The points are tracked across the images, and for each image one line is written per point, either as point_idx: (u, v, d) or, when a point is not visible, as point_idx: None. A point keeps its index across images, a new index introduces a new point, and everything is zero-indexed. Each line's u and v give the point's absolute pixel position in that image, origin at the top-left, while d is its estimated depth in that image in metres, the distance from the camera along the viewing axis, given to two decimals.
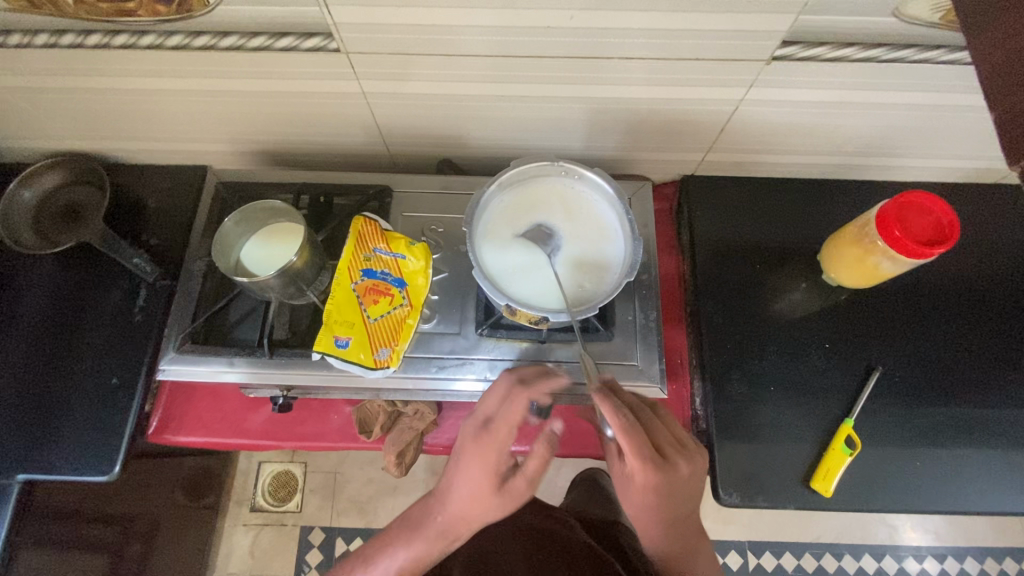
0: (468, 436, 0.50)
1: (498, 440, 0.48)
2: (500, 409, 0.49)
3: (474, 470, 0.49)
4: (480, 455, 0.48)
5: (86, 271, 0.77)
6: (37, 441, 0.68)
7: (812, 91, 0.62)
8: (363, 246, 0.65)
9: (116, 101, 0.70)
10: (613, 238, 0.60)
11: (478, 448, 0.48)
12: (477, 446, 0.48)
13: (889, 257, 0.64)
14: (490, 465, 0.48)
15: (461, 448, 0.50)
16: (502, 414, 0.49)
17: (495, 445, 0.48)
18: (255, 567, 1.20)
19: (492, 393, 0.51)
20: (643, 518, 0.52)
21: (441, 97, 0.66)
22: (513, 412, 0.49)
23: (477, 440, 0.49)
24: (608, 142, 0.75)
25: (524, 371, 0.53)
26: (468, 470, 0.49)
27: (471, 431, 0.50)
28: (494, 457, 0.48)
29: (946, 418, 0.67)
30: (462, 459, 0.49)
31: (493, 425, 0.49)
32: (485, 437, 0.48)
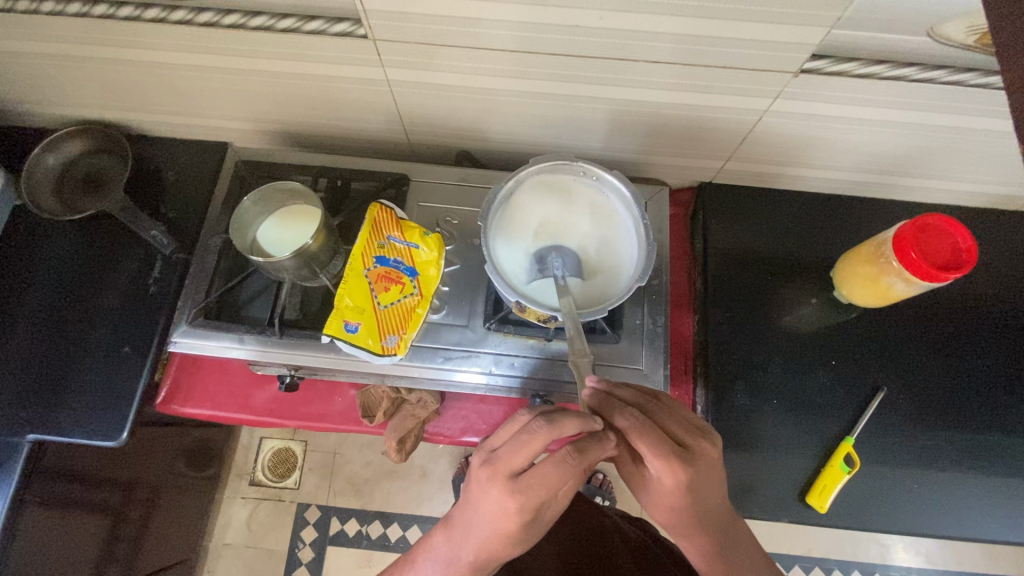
0: (489, 490, 0.44)
1: (534, 504, 0.43)
2: (539, 475, 0.43)
3: (499, 527, 0.44)
4: (509, 517, 0.43)
5: (104, 239, 0.78)
6: (50, 402, 0.70)
7: (838, 106, 0.62)
8: (378, 233, 0.65)
9: (144, 73, 0.71)
10: (628, 241, 0.60)
11: (507, 508, 0.43)
12: (509, 509, 0.43)
13: (903, 278, 0.63)
14: (519, 525, 0.44)
15: (481, 500, 0.45)
16: (542, 479, 0.43)
17: (529, 506, 0.43)
18: (251, 539, 1.23)
19: (523, 446, 0.43)
20: (680, 520, 0.48)
21: (463, 90, 0.67)
22: (555, 479, 0.43)
23: (505, 501, 0.43)
24: (628, 144, 0.75)
25: (566, 419, 0.44)
26: (492, 525, 0.44)
27: (498, 487, 0.43)
28: (526, 517, 0.44)
29: (948, 443, 0.67)
30: (483, 512, 0.45)
31: (529, 490, 0.43)
32: (519, 503, 0.43)
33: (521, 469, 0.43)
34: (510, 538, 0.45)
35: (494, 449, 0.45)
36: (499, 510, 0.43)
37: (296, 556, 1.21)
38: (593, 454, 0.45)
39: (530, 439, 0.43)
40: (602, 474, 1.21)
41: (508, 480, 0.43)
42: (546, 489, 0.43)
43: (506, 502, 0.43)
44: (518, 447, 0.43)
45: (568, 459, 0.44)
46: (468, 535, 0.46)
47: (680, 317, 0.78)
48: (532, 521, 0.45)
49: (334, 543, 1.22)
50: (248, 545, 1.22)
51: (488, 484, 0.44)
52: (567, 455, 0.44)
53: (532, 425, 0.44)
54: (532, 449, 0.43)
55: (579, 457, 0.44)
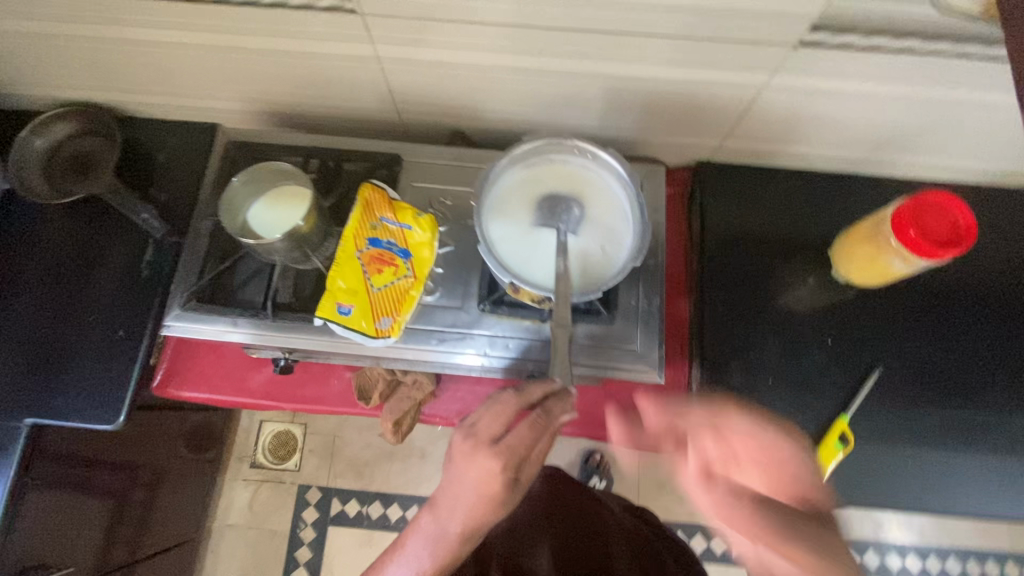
0: (471, 460, 0.45)
1: (514, 465, 0.45)
2: (516, 436, 0.45)
3: (484, 493, 0.46)
4: (492, 480, 0.45)
5: (95, 223, 0.77)
6: (48, 386, 0.70)
7: (838, 81, 0.60)
8: (371, 215, 0.64)
9: (129, 52, 0.69)
10: (624, 222, 0.59)
11: (490, 472, 0.45)
12: (493, 472, 0.45)
13: (901, 257, 0.63)
14: (503, 488, 0.45)
15: (464, 472, 0.46)
16: (519, 439, 0.45)
17: (510, 468, 0.45)
18: (253, 520, 1.24)
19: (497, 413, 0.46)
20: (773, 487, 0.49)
21: (455, 66, 0.65)
22: (531, 438, 0.46)
23: (488, 465, 0.45)
24: (625, 122, 0.74)
25: (531, 386, 0.48)
26: (477, 492, 0.46)
27: (478, 455, 0.45)
28: (508, 479, 0.45)
29: (945, 422, 0.67)
30: (467, 481, 0.46)
31: (510, 452, 0.45)
32: (503, 466, 0.45)
33: (498, 434, 0.46)
34: (496, 504, 0.46)
35: (470, 423, 0.47)
36: (482, 476, 0.45)
37: (298, 536, 1.23)
38: (562, 412, 0.46)
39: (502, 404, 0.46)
40: (599, 455, 1.22)
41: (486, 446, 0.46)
42: (524, 448, 0.45)
43: (488, 467, 0.45)
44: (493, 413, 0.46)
45: (540, 420, 0.46)
46: (452, 509, 0.47)
47: (677, 299, 0.78)
48: (514, 486, 0.46)
49: (335, 523, 1.24)
50: (251, 526, 1.24)
51: (470, 455, 0.45)
52: (538, 415, 0.46)
53: (504, 394, 0.47)
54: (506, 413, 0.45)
55: (550, 416, 0.46)
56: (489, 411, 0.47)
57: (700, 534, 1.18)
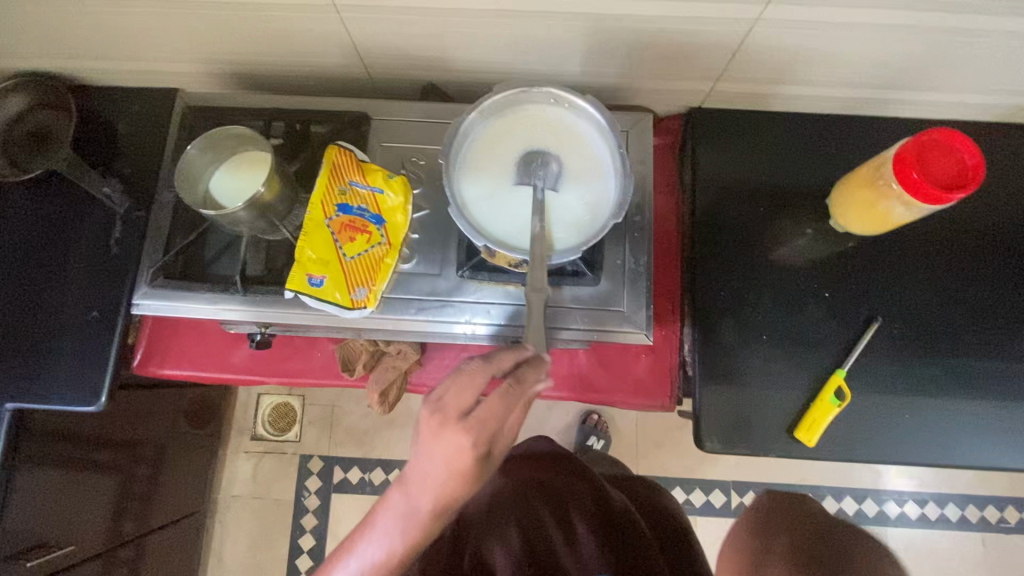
0: (440, 435, 0.41)
1: (488, 439, 0.41)
2: (490, 407, 0.41)
3: (456, 473, 0.41)
4: (463, 455, 0.41)
5: (58, 200, 0.74)
6: (26, 370, 0.69)
7: (836, 11, 0.55)
8: (339, 179, 0.61)
9: (70, 12, 0.64)
10: (605, 176, 0.55)
11: (460, 448, 0.41)
12: (465, 449, 0.40)
13: (903, 202, 0.59)
14: (476, 464, 0.41)
15: (432, 451, 0.41)
16: (492, 411, 0.41)
17: (483, 444, 0.41)
18: (257, 491, 1.26)
19: (466, 385, 0.42)
20: None
21: (420, 12, 0.60)
22: (505, 408, 0.42)
23: (459, 442, 0.41)
24: (608, 68, 0.68)
25: (502, 353, 0.44)
26: (448, 472, 0.41)
27: (448, 430, 0.41)
28: (481, 454, 0.41)
29: (945, 372, 0.65)
30: (435, 460, 0.41)
31: (483, 425, 0.41)
32: (476, 440, 0.41)
33: (468, 407, 0.41)
34: (469, 483, 0.42)
35: (436, 397, 0.43)
36: (453, 451, 0.41)
37: (303, 504, 1.25)
38: (534, 377, 0.44)
39: (472, 374, 0.42)
40: (597, 416, 1.22)
41: (454, 422, 0.41)
42: (497, 421, 0.41)
43: (459, 444, 0.41)
44: (462, 386, 0.42)
45: (512, 389, 0.43)
46: (422, 482, 0.42)
47: (666, 257, 0.75)
48: (487, 461, 0.42)
49: (338, 491, 1.25)
50: (256, 496, 1.26)
51: (438, 431, 0.41)
52: (511, 383, 0.43)
53: (471, 364, 0.43)
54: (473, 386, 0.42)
55: (522, 384, 0.44)
56: (457, 383, 0.42)
57: (699, 489, 1.19)
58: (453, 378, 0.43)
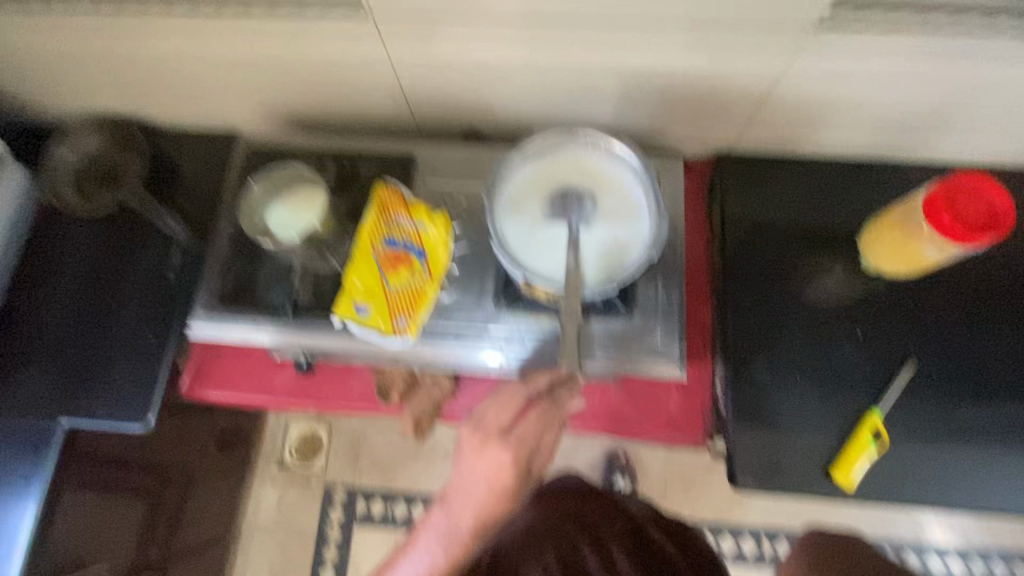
0: (484, 452, 0.55)
1: (522, 454, 0.54)
2: (522, 429, 0.54)
3: (496, 484, 0.55)
4: (501, 469, 0.54)
5: (123, 229, 0.80)
6: (81, 387, 0.73)
7: (860, 62, 0.58)
8: (386, 214, 0.64)
9: (152, 62, 0.71)
10: (639, 214, 0.58)
11: (499, 464, 0.54)
12: (502, 460, 0.54)
13: (934, 244, 0.60)
14: (513, 478, 0.54)
15: (476, 462, 0.56)
16: (525, 431, 0.54)
17: (517, 459, 0.54)
18: (281, 519, 1.27)
19: (504, 408, 0.55)
20: None
21: (466, 64, 0.65)
22: (534, 429, 0.54)
23: (497, 458, 0.54)
24: (640, 114, 0.72)
25: (538, 376, 0.55)
26: (488, 480, 0.56)
27: (486, 446, 0.54)
28: (518, 470, 0.54)
29: (985, 416, 0.64)
30: (479, 473, 0.55)
31: (515, 443, 0.54)
32: (511, 455, 0.54)
33: (505, 427, 0.54)
34: (503, 494, 0.55)
35: (479, 419, 0.56)
36: (492, 466, 0.54)
37: (325, 535, 1.25)
38: (568, 398, 0.53)
39: (509, 398, 0.55)
40: (623, 454, 1.21)
41: (494, 438, 0.55)
42: (528, 439, 0.54)
43: (498, 457, 0.54)
44: (499, 411, 0.55)
45: (546, 410, 0.54)
46: (471, 489, 0.58)
47: (698, 294, 0.76)
48: (525, 472, 0.55)
49: (361, 522, 1.25)
50: (279, 525, 1.27)
51: (482, 449, 0.54)
52: (544, 404, 0.54)
53: (511, 389, 0.55)
54: (509, 408, 0.54)
55: (554, 404, 0.54)
56: (497, 408, 0.55)
57: (729, 535, 1.15)
58: (493, 403, 0.56)
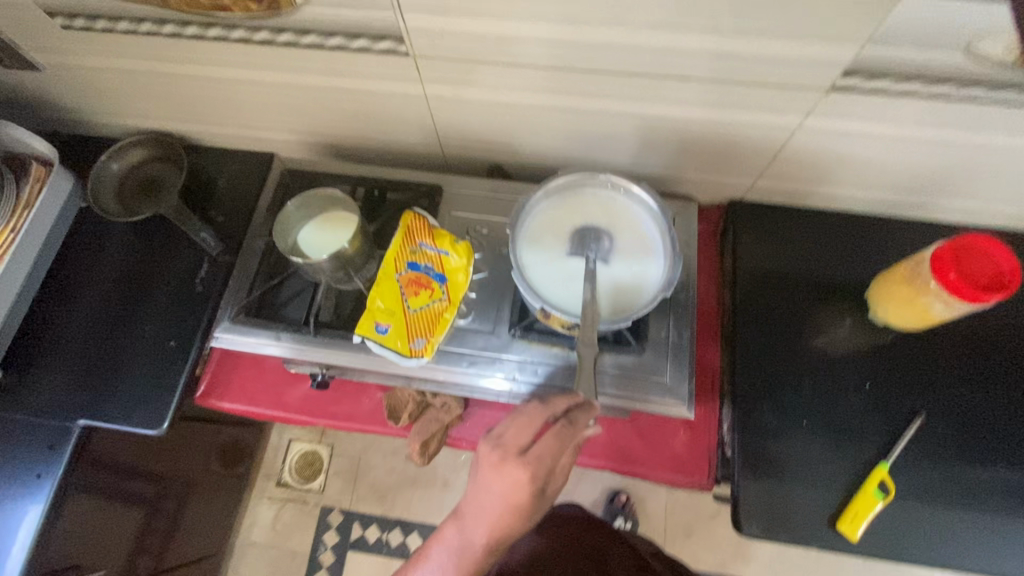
0: (499, 471, 0.46)
1: (543, 475, 0.46)
2: (543, 447, 0.46)
3: (511, 504, 0.46)
4: (519, 491, 0.45)
5: (157, 240, 0.83)
6: (101, 390, 0.75)
7: (870, 124, 0.62)
8: (411, 240, 0.68)
9: (203, 87, 0.76)
10: (655, 254, 0.60)
11: (517, 483, 0.45)
12: (522, 482, 0.45)
13: (942, 299, 0.62)
14: (530, 499, 0.46)
15: (491, 482, 0.46)
16: (546, 449, 0.46)
17: (539, 480, 0.45)
18: (275, 540, 1.26)
19: (525, 426, 0.47)
20: None
21: (495, 105, 0.69)
22: (557, 449, 0.46)
23: (516, 477, 0.45)
24: (658, 160, 0.76)
25: (558, 398, 0.50)
26: (504, 504, 0.46)
27: (503, 465, 0.46)
28: (536, 489, 0.46)
29: (992, 477, 0.64)
30: (494, 492, 0.46)
31: (538, 461, 0.46)
32: (531, 475, 0.45)
33: (525, 446, 0.47)
34: (521, 515, 0.46)
35: (497, 435, 0.48)
36: (510, 486, 0.45)
37: (318, 559, 1.23)
38: (585, 421, 0.48)
39: (530, 416, 0.48)
40: (625, 495, 1.19)
41: (513, 456, 0.46)
42: (551, 458, 0.46)
43: (514, 477, 0.45)
44: (520, 427, 0.48)
45: (565, 430, 0.48)
46: (480, 515, 0.47)
47: (708, 336, 0.77)
48: (541, 495, 0.47)
49: (355, 548, 1.23)
50: (272, 545, 1.25)
51: (499, 467, 0.46)
52: (563, 425, 0.48)
53: (529, 408, 0.49)
54: (532, 426, 0.47)
55: (574, 426, 0.48)
56: (517, 423, 0.48)
57: None
58: (512, 419, 0.49)
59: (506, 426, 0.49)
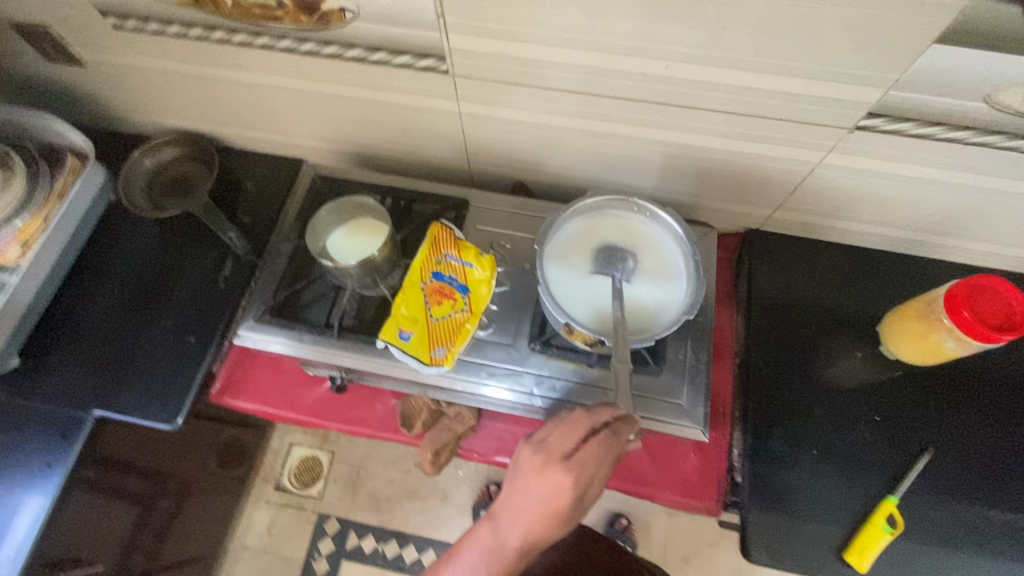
0: (543, 474, 0.49)
1: (584, 481, 0.49)
2: (587, 454, 0.49)
3: (551, 508, 0.48)
4: (560, 495, 0.48)
5: (182, 237, 0.85)
6: (117, 381, 0.75)
7: (889, 164, 0.64)
8: (436, 251, 0.69)
9: (242, 92, 0.78)
10: (678, 278, 0.62)
11: (558, 487, 0.49)
12: (564, 486, 0.48)
13: (954, 337, 0.63)
14: (570, 504, 0.49)
15: (533, 484, 0.49)
16: (589, 457, 0.49)
17: (580, 486, 0.49)
18: (269, 545, 1.24)
19: (570, 432, 0.51)
20: None
21: (527, 125, 0.72)
22: (599, 458, 0.50)
23: (559, 480, 0.49)
24: (680, 187, 0.78)
25: (602, 409, 0.53)
26: (544, 506, 0.49)
27: (547, 468, 0.49)
28: (576, 496, 0.49)
29: (999, 518, 0.64)
30: (535, 494, 0.49)
31: (580, 468, 0.49)
32: (573, 479, 0.48)
33: (569, 451, 0.50)
34: (558, 520, 0.49)
35: (542, 440, 0.52)
36: (552, 489, 0.48)
37: (311, 566, 1.22)
38: (627, 434, 0.52)
39: (575, 424, 0.52)
40: (626, 519, 1.19)
41: (557, 460, 0.50)
42: (593, 466, 0.49)
43: (557, 480, 0.49)
44: (565, 433, 0.51)
45: (608, 441, 0.51)
46: (517, 517, 0.50)
47: (722, 363, 0.78)
48: (578, 503, 0.50)
49: (349, 558, 1.22)
50: (266, 550, 1.24)
51: (543, 469, 0.49)
52: (606, 435, 0.51)
53: (575, 415, 0.53)
54: (577, 433, 0.51)
55: (616, 438, 0.52)
56: (562, 429, 0.52)
57: None
58: (557, 427, 0.53)
59: (550, 433, 0.53)
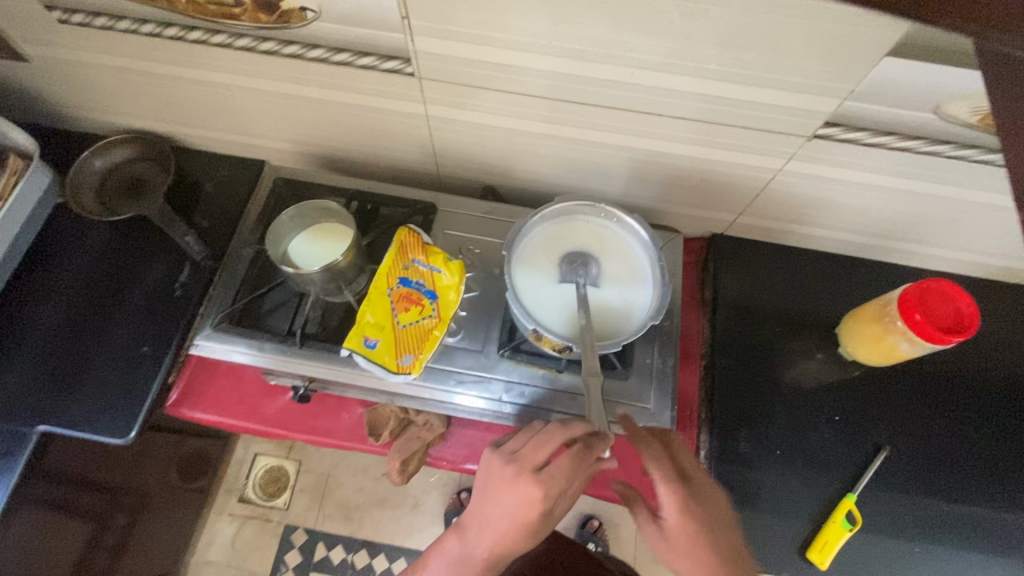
0: (513, 486, 0.49)
1: (555, 494, 0.48)
2: (559, 467, 0.49)
3: (520, 520, 0.48)
4: (530, 508, 0.48)
5: (136, 242, 0.81)
6: (63, 395, 0.71)
7: (845, 171, 0.66)
8: (403, 256, 0.68)
9: (199, 91, 0.76)
10: (644, 283, 0.62)
11: (529, 500, 0.48)
12: (534, 499, 0.48)
13: (908, 339, 0.66)
14: (539, 517, 0.48)
15: (504, 496, 0.49)
16: (561, 470, 0.49)
17: (551, 499, 0.48)
18: (233, 559, 1.20)
19: (543, 444, 0.50)
20: None
21: (495, 130, 0.71)
22: (572, 470, 0.49)
23: (529, 493, 0.48)
24: (647, 192, 0.79)
25: (576, 423, 0.52)
26: (513, 519, 0.48)
27: (517, 481, 0.49)
28: (546, 509, 0.48)
29: (948, 512, 0.67)
30: (504, 507, 0.48)
31: (551, 481, 0.48)
32: (544, 492, 0.48)
33: (541, 464, 0.49)
34: (526, 533, 0.49)
35: (515, 452, 0.51)
36: (522, 502, 0.48)
37: None
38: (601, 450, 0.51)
39: (549, 437, 0.50)
40: (598, 521, 1.19)
41: (528, 473, 0.49)
42: (565, 479, 0.49)
43: (528, 493, 0.48)
44: (538, 445, 0.50)
45: (582, 454, 0.50)
46: (485, 528, 0.50)
47: (688, 367, 0.79)
48: (548, 516, 0.49)
49: (317, 570, 1.19)
50: (230, 565, 1.20)
51: (513, 481, 0.49)
52: (580, 448, 0.50)
53: (550, 427, 0.51)
54: (551, 446, 0.50)
55: (590, 451, 0.51)
56: (535, 440, 0.51)
57: None
58: (531, 438, 0.51)
59: (523, 444, 0.52)
